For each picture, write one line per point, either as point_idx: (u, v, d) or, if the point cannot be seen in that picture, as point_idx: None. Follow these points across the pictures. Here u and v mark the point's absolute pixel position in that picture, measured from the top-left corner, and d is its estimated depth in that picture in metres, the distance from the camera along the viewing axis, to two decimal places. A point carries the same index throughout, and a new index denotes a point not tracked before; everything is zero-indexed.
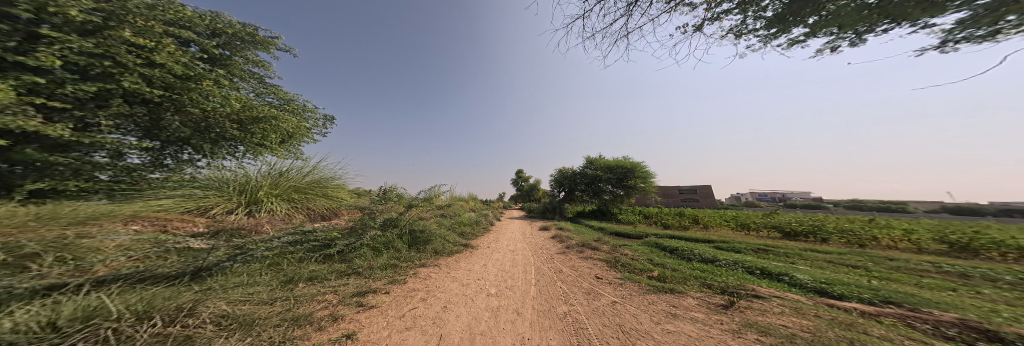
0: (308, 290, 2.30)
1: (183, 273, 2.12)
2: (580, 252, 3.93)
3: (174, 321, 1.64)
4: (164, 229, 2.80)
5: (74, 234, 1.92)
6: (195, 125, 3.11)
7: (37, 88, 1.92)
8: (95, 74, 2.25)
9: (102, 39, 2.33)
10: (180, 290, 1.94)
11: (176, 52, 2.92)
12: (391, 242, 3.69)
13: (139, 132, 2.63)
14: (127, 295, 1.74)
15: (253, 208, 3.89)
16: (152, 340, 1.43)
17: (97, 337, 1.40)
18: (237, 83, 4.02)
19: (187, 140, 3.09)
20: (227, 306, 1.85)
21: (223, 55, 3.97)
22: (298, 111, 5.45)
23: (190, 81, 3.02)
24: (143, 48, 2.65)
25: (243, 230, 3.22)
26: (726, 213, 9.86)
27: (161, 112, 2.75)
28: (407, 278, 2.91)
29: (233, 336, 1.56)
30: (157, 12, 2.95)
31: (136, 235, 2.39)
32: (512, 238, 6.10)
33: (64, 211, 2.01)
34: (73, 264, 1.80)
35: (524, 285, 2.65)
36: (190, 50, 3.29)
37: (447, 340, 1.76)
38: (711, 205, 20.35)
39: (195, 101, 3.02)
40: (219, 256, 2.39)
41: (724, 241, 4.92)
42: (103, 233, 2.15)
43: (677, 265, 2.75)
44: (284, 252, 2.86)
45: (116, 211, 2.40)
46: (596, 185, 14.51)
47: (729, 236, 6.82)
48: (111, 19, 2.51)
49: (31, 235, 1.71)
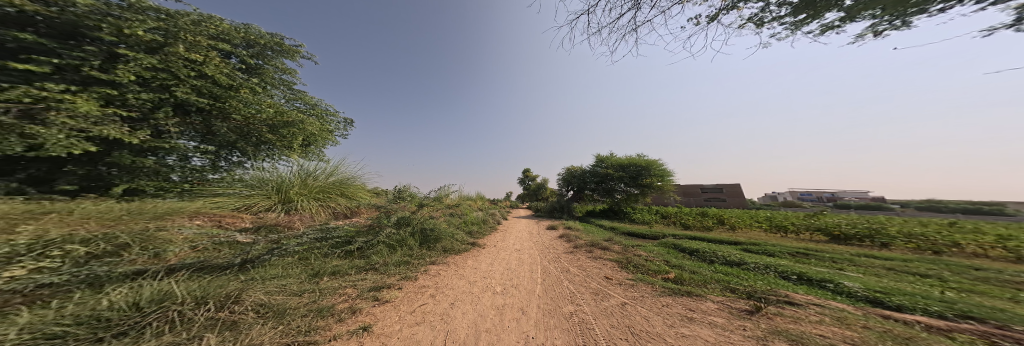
0: (332, 284, 2.50)
1: (232, 264, 2.43)
2: (592, 252, 3.78)
3: (224, 307, 1.88)
4: (219, 224, 3.22)
5: (153, 226, 2.46)
6: (239, 130, 3.97)
7: (113, 99, 2.70)
8: (156, 86, 3.05)
9: (165, 56, 3.12)
10: (229, 279, 2.22)
11: (220, 64, 3.70)
12: (404, 240, 3.87)
13: (198, 137, 3.54)
14: (190, 282, 2.04)
15: (287, 206, 4.28)
16: (206, 323, 1.66)
17: (166, 318, 1.66)
18: (269, 90, 4.79)
19: (233, 144, 3.97)
20: (264, 296, 2.07)
21: (257, 64, 4.74)
22: (322, 115, 6.11)
23: (231, 89, 3.81)
24: (196, 62, 3.46)
25: (280, 226, 3.60)
26: (757, 214, 8.94)
27: (210, 118, 3.62)
28: (418, 275, 3.02)
29: (266, 324, 1.75)
30: (201, 28, 3.78)
31: (198, 229, 2.81)
32: (521, 237, 6.04)
33: (147, 207, 2.68)
34: (151, 252, 2.22)
35: (530, 284, 2.63)
36: (232, 61, 4.10)
37: (453, 336, 1.83)
38: (740, 206, 18.53)
39: (234, 107, 3.73)
40: (259, 250, 2.67)
41: (753, 243, 4.45)
42: (174, 227, 2.62)
43: (697, 267, 2.53)
44: (312, 247, 3.12)
45: (183, 208, 2.95)
46: (606, 183, 13.93)
47: (761, 238, 6.16)
48: (168, 35, 3.34)
49: (122, 227, 2.28)
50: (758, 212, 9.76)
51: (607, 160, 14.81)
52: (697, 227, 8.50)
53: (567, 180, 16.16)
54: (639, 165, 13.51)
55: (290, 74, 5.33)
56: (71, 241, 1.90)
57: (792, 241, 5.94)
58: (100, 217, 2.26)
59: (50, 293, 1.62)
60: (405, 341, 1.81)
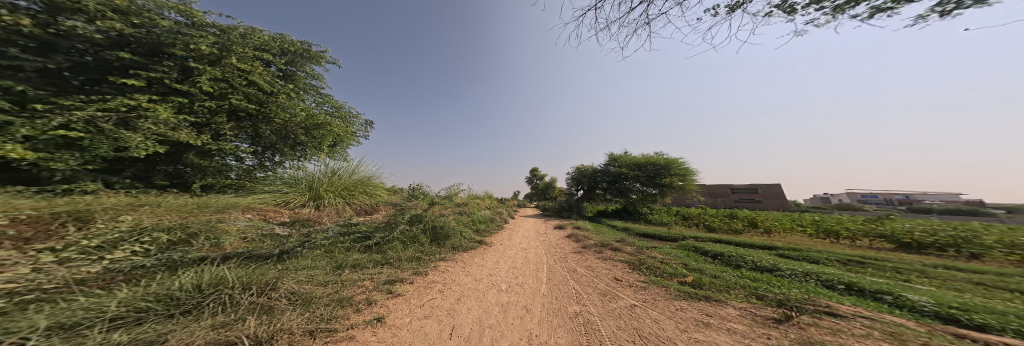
0: (353, 276, 2.70)
1: (272, 254, 2.76)
2: (605, 252, 3.59)
3: (264, 292, 2.14)
4: (264, 217, 3.68)
5: (214, 219, 2.91)
6: (279, 133, 4.81)
7: (184, 107, 3.54)
8: (218, 94, 3.89)
9: (224, 68, 3.93)
10: (269, 267, 2.52)
11: (262, 73, 4.45)
12: (416, 236, 4.02)
13: (248, 140, 4.48)
14: (240, 269, 2.37)
15: (318, 202, 4.72)
16: (250, 306, 1.90)
17: (221, 299, 1.94)
18: (301, 95, 5.58)
19: (274, 145, 4.84)
20: (295, 285, 2.30)
21: (289, 71, 5.50)
22: (347, 118, 6.74)
23: (272, 95, 4.59)
24: (246, 71, 4.24)
25: (310, 221, 3.98)
26: (797, 218, 8.01)
27: (258, 123, 4.44)
28: (429, 270, 3.16)
29: (295, 310, 1.95)
30: (247, 41, 4.59)
31: (247, 222, 3.25)
32: (528, 236, 6.04)
33: (211, 201, 3.19)
34: (211, 241, 2.65)
35: (535, 282, 2.68)
36: (269, 68, 4.90)
37: (459, 330, 1.91)
38: (779, 208, 16.50)
39: (275, 111, 4.52)
40: (293, 243, 2.99)
41: (792, 249, 3.96)
42: (229, 220, 3.06)
43: (722, 272, 2.51)
44: (336, 241, 3.38)
45: (236, 203, 3.44)
46: (620, 183, 13.37)
47: (804, 243, 5.44)
48: (224, 49, 4.20)
49: (193, 219, 2.76)
50: (799, 215, 8.77)
51: (620, 159, 14.21)
52: (724, 230, 7.93)
53: (577, 178, 15.67)
54: (657, 164, 12.97)
55: (319, 80, 5.99)
56: (157, 229, 2.43)
57: (845, 248, 5.14)
58: (179, 210, 2.78)
59: (141, 273, 2.06)
60: (414, 332, 1.89)
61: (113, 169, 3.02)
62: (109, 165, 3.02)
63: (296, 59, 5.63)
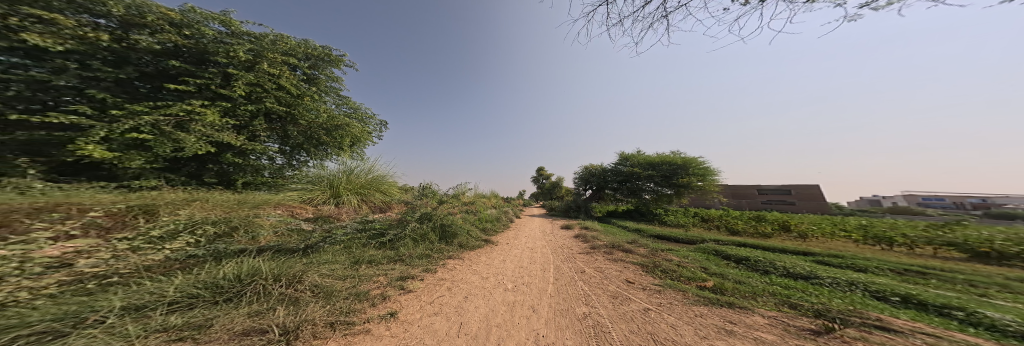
0: (369, 271, 2.86)
1: (298, 248, 3.00)
2: (619, 256, 3.55)
3: (292, 283, 2.33)
4: (292, 213, 4.04)
5: (251, 215, 3.24)
6: (305, 134, 5.36)
7: (229, 110, 4.18)
8: (254, 98, 4.47)
9: (259, 73, 4.48)
10: (296, 260, 2.74)
11: (288, 77, 4.98)
12: (426, 234, 4.13)
13: (278, 141, 5.11)
14: (274, 261, 2.61)
15: (337, 199, 5.05)
16: (280, 297, 2.08)
17: (256, 288, 2.15)
18: (322, 97, 6.07)
19: (300, 145, 5.41)
20: (318, 278, 2.47)
21: (313, 74, 6.02)
22: (363, 118, 7.22)
23: (298, 98, 5.15)
24: (276, 75, 4.79)
25: (331, 217, 4.27)
26: (838, 222, 7.21)
27: (287, 124, 5.05)
28: (439, 267, 3.26)
29: (318, 303, 2.09)
30: (277, 46, 5.08)
31: (279, 217, 3.58)
32: (533, 234, 6.08)
33: (251, 198, 3.58)
34: (250, 235, 2.98)
35: (541, 283, 2.71)
36: (295, 72, 5.47)
37: (466, 328, 1.94)
38: (819, 210, 14.49)
39: (301, 113, 5.09)
40: (316, 238, 3.22)
41: (832, 255, 3.59)
42: (263, 215, 3.39)
43: (748, 278, 2.62)
44: (354, 237, 3.57)
45: (269, 200, 3.81)
46: (631, 183, 12.78)
47: (847, 250, 4.81)
48: (259, 55, 4.76)
49: (234, 214, 3.10)
50: (841, 218, 7.90)
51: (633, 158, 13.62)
52: (750, 234, 7.32)
53: (586, 177, 15.24)
54: (673, 164, 12.31)
55: (338, 83, 6.49)
56: (206, 222, 2.78)
57: (899, 256, 4.48)
58: (223, 205, 3.15)
59: (193, 262, 2.36)
60: (424, 329, 1.94)
61: (173, 168, 3.76)
62: (170, 164, 3.75)
63: (318, 63, 6.13)
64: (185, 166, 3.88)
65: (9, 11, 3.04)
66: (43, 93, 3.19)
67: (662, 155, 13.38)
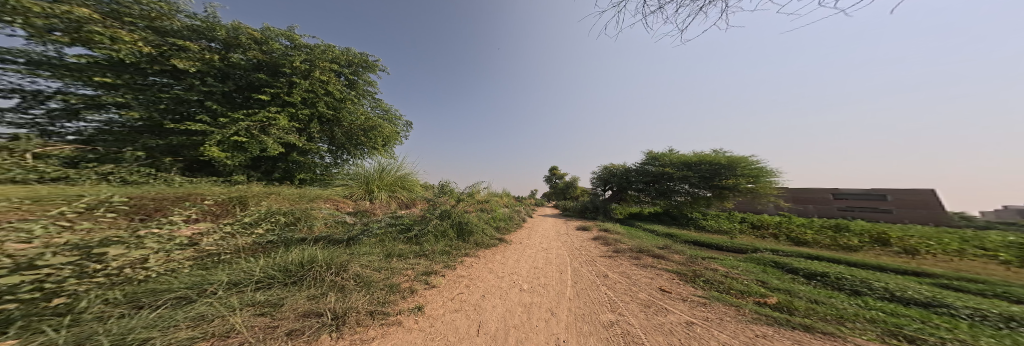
0: (399, 265, 3.10)
1: (344, 239, 3.46)
2: (658, 265, 3.54)
3: (341, 271, 2.66)
4: (338, 206, 4.70)
5: (307, 209, 3.84)
6: (345, 133, 6.33)
7: (295, 116, 5.36)
8: (310, 103, 5.60)
9: (310, 80, 5.52)
10: (342, 250, 3.14)
11: (329, 80, 5.84)
12: (445, 231, 4.32)
13: (330, 144, 6.32)
14: (330, 250, 3.07)
15: (369, 196, 5.61)
16: (330, 285, 2.41)
17: (313, 275, 2.51)
18: (360, 100, 7.02)
19: (343, 145, 6.46)
20: (360, 268, 2.77)
21: (353, 79, 6.93)
22: (393, 119, 8.12)
23: (342, 102, 6.16)
24: (324, 80, 5.78)
25: (368, 212, 4.80)
26: (972, 240, 5.47)
27: (333, 126, 6.13)
28: (459, 264, 3.41)
29: (359, 292, 2.35)
30: (324, 54, 6.06)
31: (329, 211, 4.22)
32: (547, 235, 6.06)
33: (308, 194, 4.30)
34: (308, 224, 3.58)
35: (560, 287, 2.71)
36: (340, 77, 6.47)
37: (485, 327, 1.97)
38: (933, 222, 9.73)
39: (344, 115, 6.12)
40: (356, 232, 3.63)
41: (960, 280, 2.81)
42: (317, 209, 4.01)
43: (827, 298, 2.33)
44: (388, 232, 3.95)
45: (318, 195, 4.49)
46: (661, 184, 12.04)
47: (974, 271, 3.55)
48: (314, 65, 5.77)
49: (298, 208, 3.74)
50: (972, 234, 6.04)
51: (664, 158, 12.46)
52: (827, 245, 5.91)
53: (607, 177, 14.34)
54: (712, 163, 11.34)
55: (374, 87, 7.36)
56: (279, 212, 3.46)
57: None
58: (293, 200, 3.89)
59: (270, 249, 2.91)
60: (447, 325, 2.03)
61: (255, 165, 5.11)
62: (254, 162, 5.10)
63: (357, 69, 6.97)
64: (263, 164, 5.22)
65: (163, 42, 4.52)
66: (180, 105, 4.54)
67: (700, 155, 11.96)
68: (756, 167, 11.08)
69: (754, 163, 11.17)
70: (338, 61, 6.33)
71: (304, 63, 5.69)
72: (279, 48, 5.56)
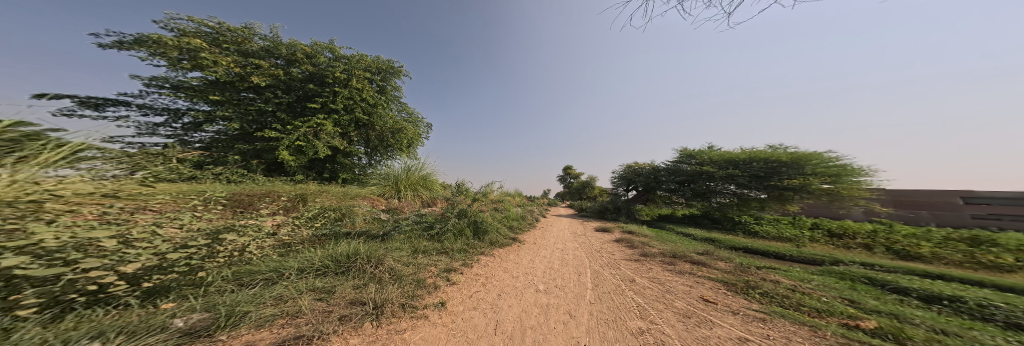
0: (424, 260, 3.29)
1: (379, 235, 3.83)
2: (702, 273, 3.24)
3: (376, 264, 2.94)
4: (373, 203, 5.27)
5: (347, 207, 4.35)
6: (378, 136, 7.12)
7: (339, 122, 6.33)
8: (349, 109, 6.50)
9: (349, 89, 6.43)
10: (377, 245, 3.47)
11: (362, 87, 6.65)
12: (462, 229, 4.46)
13: (368, 148, 7.21)
14: (371, 245, 3.43)
15: (398, 195, 6.07)
16: (370, 278, 2.68)
17: (356, 268, 2.85)
18: (389, 105, 7.73)
19: (376, 147, 7.25)
20: (392, 263, 3.02)
21: (383, 85, 7.63)
22: (417, 122, 8.78)
23: (372, 106, 6.94)
24: (357, 86, 6.59)
25: (396, 209, 5.23)
26: None
27: (368, 130, 6.94)
28: (475, 263, 3.53)
29: (391, 285, 2.56)
30: (358, 64, 6.85)
31: (368, 208, 4.74)
32: (563, 237, 6.02)
33: (347, 193, 4.94)
34: (351, 220, 4.10)
35: (579, 289, 2.70)
36: (372, 84, 7.26)
37: (502, 326, 1.97)
38: None
39: (376, 118, 6.92)
40: (388, 229, 3.97)
41: None
42: (355, 207, 4.52)
43: (963, 329, 1.75)
44: (415, 229, 4.21)
45: (356, 194, 5.09)
46: (699, 184, 10.80)
47: None
48: (350, 74, 6.60)
49: (344, 207, 4.29)
50: None
51: (701, 157, 11.10)
52: (954, 263, 4.43)
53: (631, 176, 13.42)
54: (769, 159, 9.73)
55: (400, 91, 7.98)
56: (328, 210, 4.04)
57: None
58: (340, 200, 4.54)
59: (321, 244, 3.38)
60: (466, 322, 2.08)
61: (311, 167, 6.20)
62: (311, 164, 6.23)
63: (386, 76, 7.61)
64: (317, 166, 6.29)
65: (245, 62, 5.64)
66: (262, 116, 5.64)
67: (751, 153, 10.30)
68: (833, 166, 9.08)
69: (829, 159, 9.18)
70: (371, 69, 7.10)
71: (343, 72, 6.57)
72: (324, 60, 6.46)
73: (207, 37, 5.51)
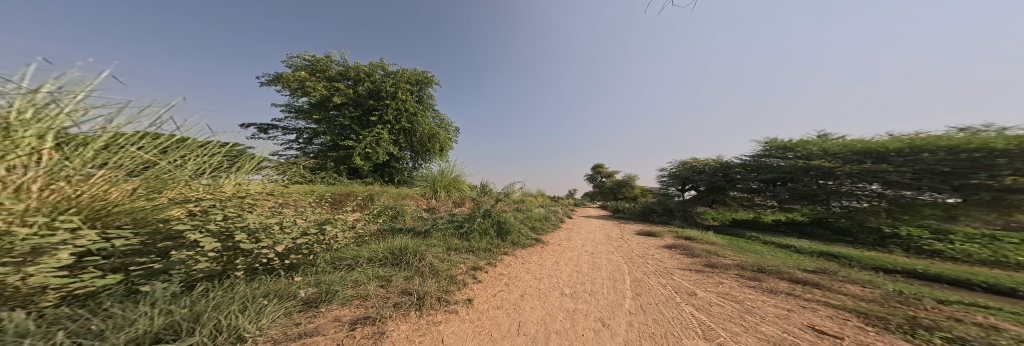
0: (456, 258, 3.38)
1: (423, 232, 4.18)
2: (813, 296, 2.45)
3: (419, 259, 3.15)
4: (419, 203, 5.88)
5: (397, 205, 4.94)
6: (421, 142, 8.05)
7: (394, 131, 7.51)
8: (398, 119, 7.60)
9: (397, 102, 7.55)
10: (422, 242, 3.75)
11: (405, 99, 7.73)
12: (486, 229, 4.51)
13: (415, 154, 8.19)
14: (427, 241, 3.78)
15: (435, 195, 6.54)
16: (415, 271, 2.90)
17: (409, 260, 3.13)
18: (427, 113, 8.65)
19: (419, 152, 8.18)
20: (433, 258, 3.19)
21: (422, 95, 8.58)
22: (449, 127, 9.55)
23: (412, 116, 7.91)
24: (400, 98, 7.63)
25: (433, 208, 5.65)
26: None
27: (410, 136, 7.92)
28: (498, 263, 3.57)
29: (428, 279, 2.69)
30: (402, 79, 7.94)
31: (415, 208, 5.27)
32: (594, 241, 5.73)
33: (394, 191, 5.79)
34: (399, 217, 4.64)
35: (616, 297, 2.63)
36: (414, 95, 8.27)
37: (525, 328, 1.95)
38: None
39: (415, 125, 7.89)
40: (434, 226, 4.29)
41: None
42: (401, 204, 5.11)
43: None
44: (455, 227, 4.40)
45: (405, 195, 5.78)
46: (798, 181, 8.80)
47: None
48: (396, 89, 7.70)
49: (392, 204, 4.91)
50: None
51: (808, 148, 8.96)
52: None
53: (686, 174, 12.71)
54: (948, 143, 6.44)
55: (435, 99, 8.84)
56: (387, 208, 4.69)
57: None
58: (394, 198, 5.24)
59: (377, 237, 3.90)
60: (490, 321, 2.07)
61: (379, 171, 7.47)
62: (381, 168, 7.49)
63: (424, 87, 8.51)
64: (381, 170, 7.49)
65: (330, 86, 7.23)
66: (343, 130, 7.16)
67: (916, 143, 6.97)
68: None
69: None
70: (410, 81, 8.05)
71: (392, 86, 7.72)
72: (378, 77, 7.64)
73: (311, 69, 7.47)
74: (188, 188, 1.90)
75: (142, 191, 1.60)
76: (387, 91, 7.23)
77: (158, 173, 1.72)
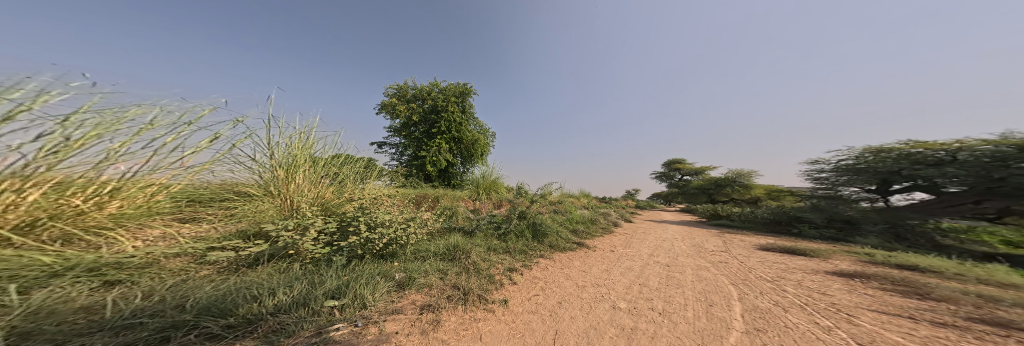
0: (495, 258, 3.21)
1: (472, 231, 4.27)
2: None
3: (462, 259, 3.12)
4: (470, 205, 6.18)
5: (452, 205, 5.40)
6: (467, 148, 8.76)
7: (450, 139, 8.46)
8: (451, 129, 8.53)
9: (450, 114, 8.53)
10: (470, 241, 3.78)
11: (454, 111, 8.63)
12: (521, 230, 4.27)
13: (466, 159, 8.93)
14: (483, 241, 3.80)
15: (478, 197, 6.76)
16: (461, 268, 2.85)
17: (471, 260, 3.03)
18: (470, 121, 9.35)
19: (467, 157, 8.87)
20: (478, 258, 3.12)
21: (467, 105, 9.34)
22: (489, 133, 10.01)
23: (461, 125, 8.73)
24: (450, 110, 8.59)
25: (474, 209, 5.82)
26: None
27: (457, 143, 8.68)
28: (535, 266, 3.20)
29: (468, 277, 2.57)
30: (451, 93, 8.91)
31: (464, 208, 5.54)
32: (670, 251, 4.43)
33: (450, 193, 6.34)
34: (452, 217, 4.95)
35: (712, 325, 1.82)
36: (461, 106, 9.15)
37: (562, 339, 1.56)
38: None
39: (462, 133, 8.67)
40: (481, 227, 4.29)
41: None
42: (453, 204, 5.53)
43: None
44: (494, 227, 4.31)
45: (455, 195, 6.37)
46: None
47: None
48: (447, 103, 8.71)
49: (441, 203, 5.39)
50: None
51: None
52: None
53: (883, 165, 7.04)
54: None
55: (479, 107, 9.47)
56: (446, 208, 5.07)
57: None
58: (444, 199, 5.71)
59: (438, 234, 4.21)
60: (522, 325, 1.76)
61: (444, 177, 8.54)
62: (444, 174, 8.56)
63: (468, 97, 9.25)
64: (443, 176, 8.54)
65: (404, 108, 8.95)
66: (415, 142, 8.64)
67: None
68: None
69: None
70: (456, 94, 8.95)
71: (443, 101, 8.78)
72: (433, 94, 8.86)
73: (396, 95, 9.31)
74: (357, 188, 3.35)
75: (338, 190, 3.05)
76: (440, 106, 8.26)
77: (342, 179, 3.18)
